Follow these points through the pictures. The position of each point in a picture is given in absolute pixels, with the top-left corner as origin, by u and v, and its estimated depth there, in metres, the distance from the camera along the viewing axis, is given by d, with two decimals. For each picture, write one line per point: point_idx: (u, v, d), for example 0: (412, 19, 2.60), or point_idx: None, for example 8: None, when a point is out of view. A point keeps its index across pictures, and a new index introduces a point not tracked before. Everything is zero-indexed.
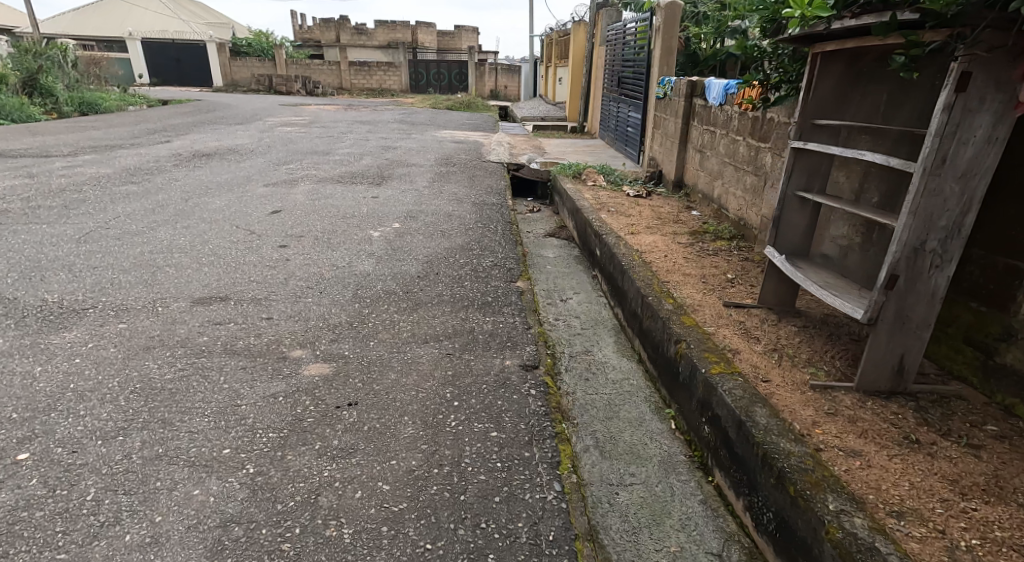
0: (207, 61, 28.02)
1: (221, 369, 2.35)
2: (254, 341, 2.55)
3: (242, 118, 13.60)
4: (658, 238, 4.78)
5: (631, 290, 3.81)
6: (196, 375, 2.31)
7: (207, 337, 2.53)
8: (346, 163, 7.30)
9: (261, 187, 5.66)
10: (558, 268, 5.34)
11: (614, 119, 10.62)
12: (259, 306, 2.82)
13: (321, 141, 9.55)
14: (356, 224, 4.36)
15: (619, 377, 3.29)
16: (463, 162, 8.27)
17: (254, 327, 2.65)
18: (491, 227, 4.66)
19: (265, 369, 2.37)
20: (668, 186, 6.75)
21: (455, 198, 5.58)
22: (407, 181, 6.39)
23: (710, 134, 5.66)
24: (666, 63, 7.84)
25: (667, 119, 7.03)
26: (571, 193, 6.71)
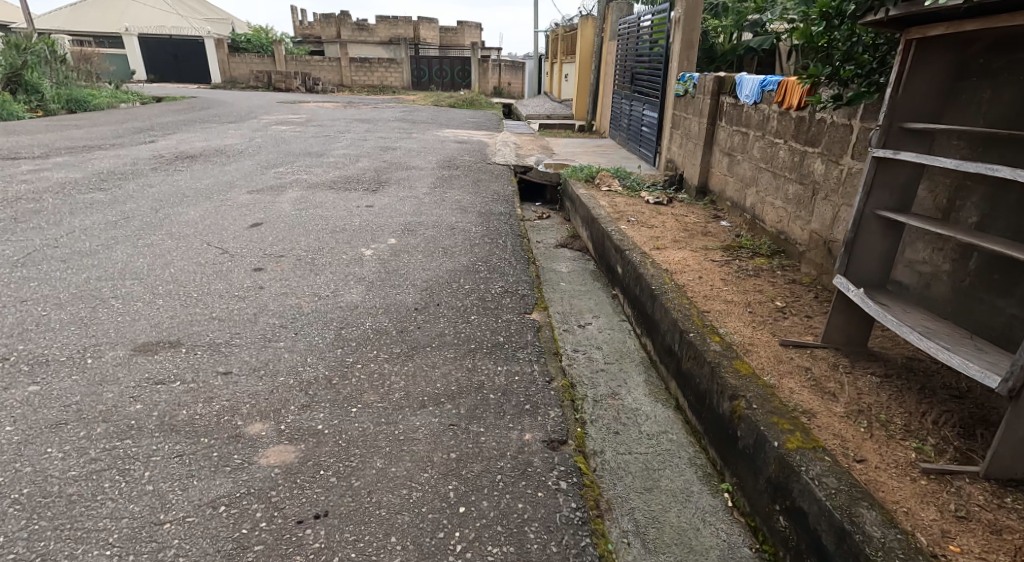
0: (206, 58, 27.52)
1: (147, 462, 1.84)
2: (202, 410, 2.03)
3: (237, 116, 13.07)
4: (689, 254, 4.25)
5: (664, 320, 3.27)
6: (111, 474, 1.79)
7: (128, 413, 2.00)
8: (340, 166, 6.78)
9: (244, 194, 5.13)
10: (574, 286, 4.81)
11: (627, 118, 10.09)
12: (212, 358, 2.29)
13: (317, 141, 9.02)
14: (346, 239, 3.84)
15: (655, 430, 2.76)
16: (467, 164, 7.74)
17: (206, 389, 2.13)
18: (499, 242, 4.13)
19: (206, 461, 1.85)
20: (691, 192, 6.21)
21: (458, 207, 5.05)
22: (405, 186, 5.86)
23: (743, 137, 5.12)
24: (687, 59, 7.29)
25: (690, 119, 6.50)
26: (586, 199, 6.19)
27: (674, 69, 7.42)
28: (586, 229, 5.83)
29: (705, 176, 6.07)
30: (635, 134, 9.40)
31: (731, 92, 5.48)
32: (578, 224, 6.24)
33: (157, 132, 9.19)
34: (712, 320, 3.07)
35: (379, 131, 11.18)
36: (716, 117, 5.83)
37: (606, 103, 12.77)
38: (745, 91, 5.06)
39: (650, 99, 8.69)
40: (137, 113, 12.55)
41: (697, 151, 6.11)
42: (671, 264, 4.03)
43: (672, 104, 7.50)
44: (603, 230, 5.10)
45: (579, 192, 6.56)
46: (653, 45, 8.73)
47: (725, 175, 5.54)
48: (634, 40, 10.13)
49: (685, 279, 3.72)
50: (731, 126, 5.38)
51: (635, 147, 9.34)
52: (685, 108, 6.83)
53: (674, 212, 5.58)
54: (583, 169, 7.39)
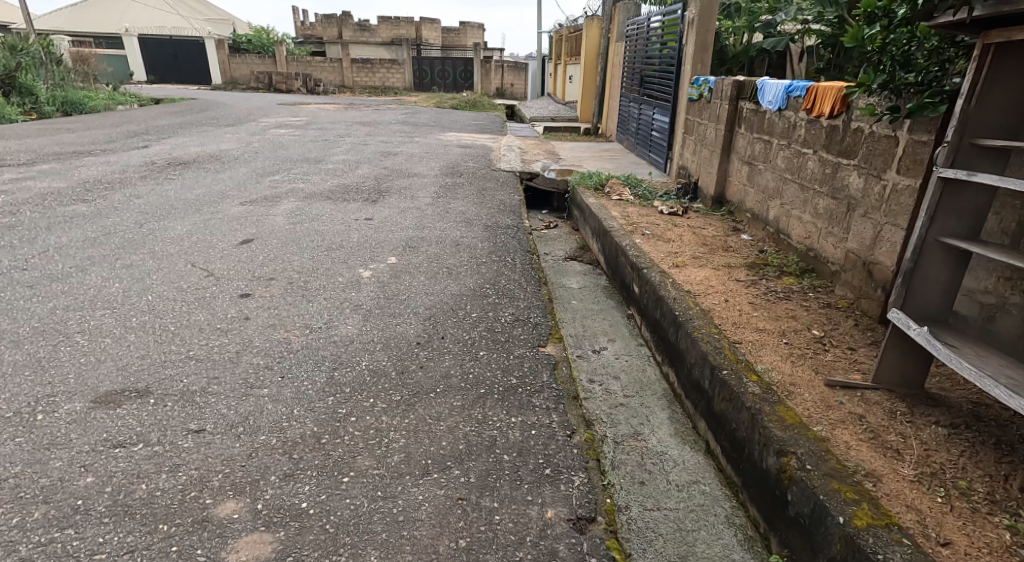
0: (206, 59, 27.28)
1: (89, 557, 1.59)
2: (165, 485, 1.79)
3: (235, 119, 12.80)
4: (711, 273, 3.97)
5: (690, 351, 2.99)
6: None
7: (72, 490, 1.77)
8: (339, 174, 6.51)
9: (236, 205, 4.86)
10: (586, 304, 4.53)
11: (635, 122, 9.80)
12: (180, 412, 2.06)
13: (316, 146, 8.75)
14: (342, 257, 3.58)
15: (684, 480, 2.48)
16: (471, 171, 7.47)
17: (171, 457, 1.89)
18: (507, 260, 3.86)
19: (164, 555, 1.60)
20: (707, 202, 5.93)
21: (463, 219, 4.78)
22: (407, 196, 5.58)
23: (765, 145, 4.84)
24: (701, 61, 7.01)
25: (706, 125, 6.21)
26: (596, 209, 5.92)
27: (688, 72, 7.13)
28: (597, 242, 5.56)
29: (721, 186, 5.79)
30: (645, 138, 9.11)
31: (752, 98, 5.20)
32: (588, 235, 5.96)
33: (152, 136, 8.92)
34: (745, 352, 2.79)
35: (380, 134, 10.91)
36: (735, 124, 5.55)
37: (613, 106, 12.48)
38: (767, 98, 4.80)
39: (660, 103, 8.40)
40: (134, 115, 12.28)
41: (714, 159, 5.83)
42: (692, 284, 3.75)
43: (685, 109, 7.21)
44: (617, 244, 4.83)
45: (589, 201, 6.28)
46: (664, 47, 8.43)
47: (745, 185, 5.26)
48: (643, 41, 9.84)
49: (710, 301, 3.44)
50: (752, 133, 5.10)
51: (644, 152, 9.04)
52: (700, 113, 6.55)
53: (691, 224, 5.30)
54: (593, 177, 7.12)
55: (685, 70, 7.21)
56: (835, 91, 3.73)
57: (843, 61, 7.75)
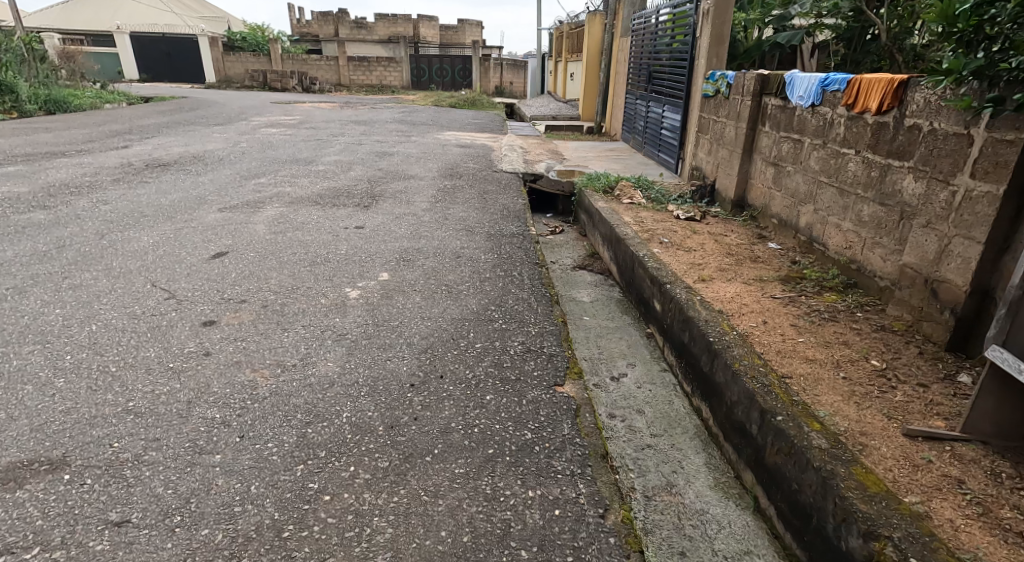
0: (199, 56, 26.79)
1: None
2: None
3: (225, 117, 12.35)
4: (742, 288, 3.55)
5: (729, 386, 2.56)
6: None
7: None
8: (330, 176, 6.08)
9: (213, 210, 4.43)
10: (600, 320, 4.12)
11: (642, 120, 9.38)
12: (97, 493, 1.71)
13: (307, 146, 8.31)
14: (327, 273, 3.16)
15: (733, 550, 2.07)
16: (472, 172, 7.04)
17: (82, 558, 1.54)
18: (514, 275, 3.45)
19: None
20: (726, 206, 5.52)
21: (464, 227, 4.36)
22: (402, 201, 5.15)
23: (795, 145, 4.43)
24: (717, 55, 6.60)
25: (725, 123, 5.80)
26: (608, 213, 5.51)
27: (702, 67, 6.72)
28: (609, 249, 5.15)
29: (742, 189, 5.37)
30: (653, 137, 8.70)
31: (778, 93, 4.79)
32: (599, 241, 5.56)
33: (134, 136, 8.48)
34: (798, 388, 2.39)
35: (376, 133, 10.48)
36: (759, 121, 5.13)
37: (617, 104, 12.07)
38: (797, 93, 4.40)
39: (670, 100, 7.99)
40: (119, 114, 11.82)
41: (734, 160, 5.42)
42: (724, 300, 3.35)
43: (698, 106, 6.80)
44: (632, 252, 4.42)
45: (600, 205, 5.88)
46: (674, 41, 8.03)
47: (771, 189, 4.85)
48: (649, 37, 9.44)
49: (746, 323, 3.03)
50: (780, 131, 4.69)
51: (652, 152, 8.63)
52: (717, 110, 6.14)
53: (712, 231, 4.89)
54: (602, 179, 6.72)
55: (700, 64, 6.79)
56: (885, 84, 3.33)
57: (860, 55, 7.60)
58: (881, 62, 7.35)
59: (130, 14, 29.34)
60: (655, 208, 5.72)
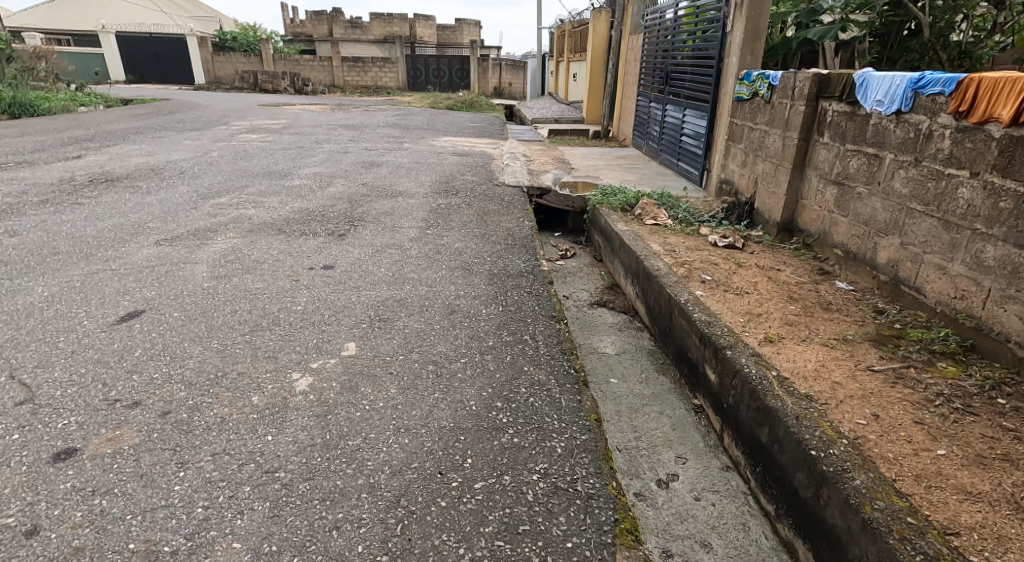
0: (188, 57, 25.93)
1: None
2: None
3: (204, 122, 11.49)
4: (824, 355, 2.70)
5: (857, 544, 1.74)
6: None
7: None
8: (306, 194, 5.27)
9: (148, 242, 3.61)
10: (630, 383, 3.29)
11: (658, 125, 8.57)
12: None
13: (285, 155, 7.47)
14: (272, 345, 2.36)
15: None
16: (471, 186, 6.21)
17: None
18: (526, 342, 2.64)
19: None
20: (771, 230, 4.71)
21: (460, 264, 3.55)
22: (385, 225, 4.34)
23: (870, 162, 3.61)
24: (752, 51, 5.77)
25: (767, 131, 4.98)
26: (630, 239, 4.70)
27: (734, 66, 5.90)
28: (634, 284, 4.35)
29: (791, 210, 4.56)
30: (672, 145, 7.89)
31: (841, 97, 3.97)
32: (620, 271, 4.74)
33: (92, 144, 7.61)
34: (975, 559, 1.61)
35: (365, 139, 9.65)
36: (813, 131, 4.32)
37: (626, 107, 11.26)
38: (872, 98, 3.56)
39: (692, 104, 7.18)
40: (87, 118, 10.95)
41: (781, 176, 4.61)
42: (803, 377, 2.49)
43: (730, 111, 5.98)
44: (667, 294, 3.61)
45: (621, 227, 5.07)
46: (697, 35, 7.19)
47: (832, 214, 4.04)
48: (666, 32, 8.60)
49: (850, 418, 2.18)
50: (846, 144, 3.87)
51: (671, 161, 7.82)
52: (756, 116, 5.32)
53: (760, 264, 4.09)
54: (620, 196, 5.93)
55: (732, 62, 5.97)
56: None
57: (897, 54, 6.75)
58: (922, 60, 6.52)
59: (117, 14, 28.46)
60: (685, 231, 4.91)
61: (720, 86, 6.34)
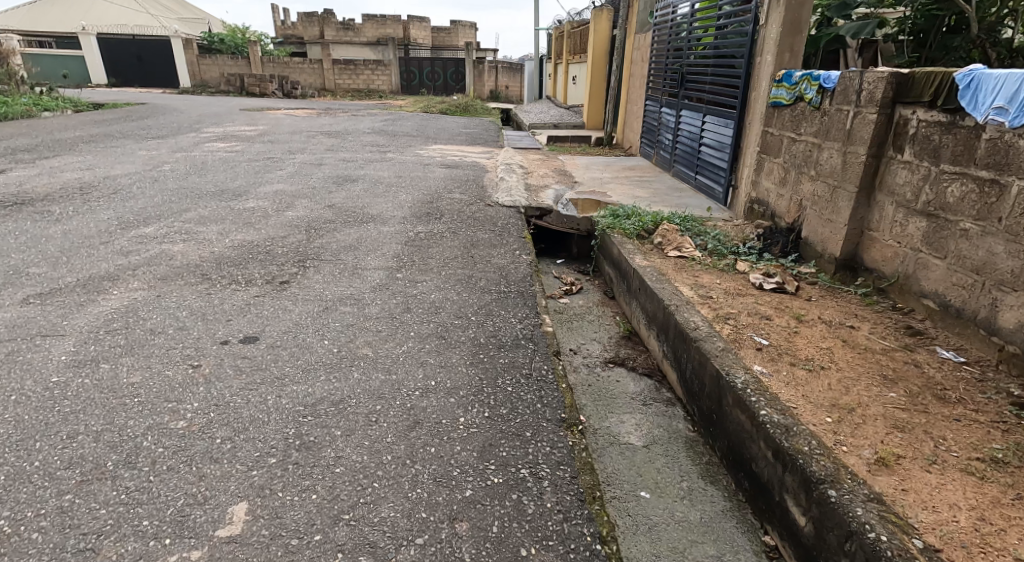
0: (173, 59, 25.02)
1: None
2: None
3: (172, 128, 10.56)
4: (982, 498, 1.78)
5: None
6: None
7: None
8: (256, 221, 4.39)
9: (17, 298, 2.71)
10: (669, 499, 2.41)
11: (671, 133, 7.73)
12: None
13: (248, 170, 6.57)
14: (97, 529, 1.59)
15: None
16: (460, 206, 5.32)
17: None
18: (524, 487, 1.80)
19: None
20: (827, 267, 3.82)
21: (433, 330, 2.67)
22: (344, 265, 3.45)
23: (984, 191, 2.72)
24: (792, 47, 4.88)
25: (820, 143, 4.09)
26: (651, 277, 3.82)
27: (770, 64, 5.01)
28: (660, 340, 3.46)
29: (854, 243, 3.67)
30: (689, 156, 7.01)
31: (929, 103, 3.08)
32: (641, 318, 3.86)
33: (28, 155, 6.68)
34: None
35: (345, 148, 8.75)
36: (887, 145, 3.42)
37: (631, 113, 10.40)
38: (986, 104, 2.68)
39: (713, 109, 6.29)
40: (43, 124, 10.03)
41: (841, 201, 3.72)
42: (966, 552, 1.61)
43: (763, 118, 5.10)
44: (711, 368, 2.70)
45: (639, 262, 4.18)
46: (720, 29, 6.30)
47: (917, 254, 3.15)
48: (681, 29, 7.69)
49: None
50: (940, 166, 2.99)
51: (688, 174, 6.99)
52: (803, 126, 4.42)
53: (823, 317, 3.20)
54: (635, 220, 5.05)
55: (767, 61, 5.07)
56: None
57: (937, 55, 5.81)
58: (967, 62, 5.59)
59: (100, 15, 27.57)
60: (719, 268, 4.03)
61: (750, 89, 5.46)
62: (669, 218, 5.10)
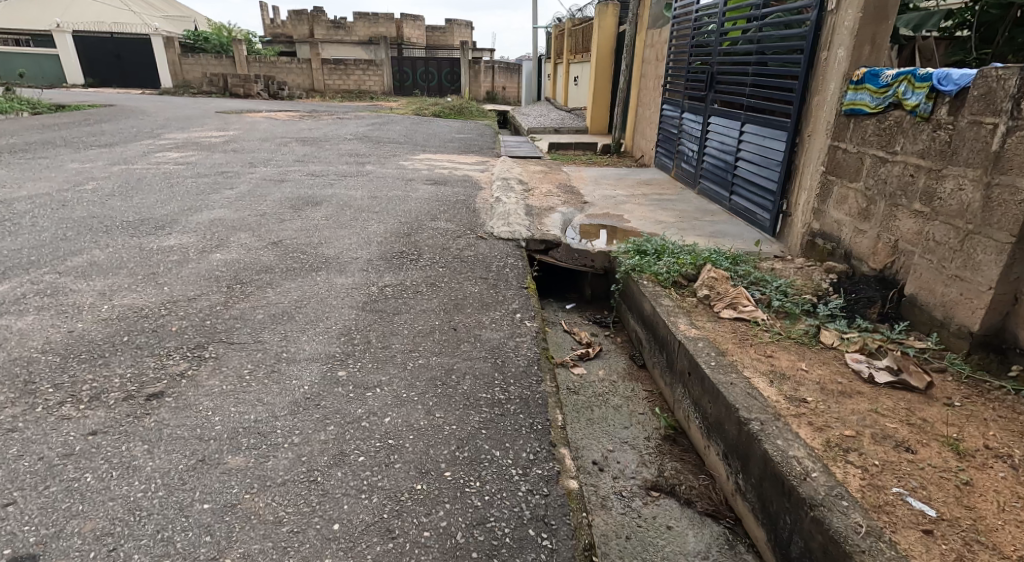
0: (154, 58, 23.86)
1: None
2: None
3: (126, 135, 9.42)
4: None
5: None
6: None
7: None
8: (164, 270, 3.28)
9: None
10: None
11: (698, 143, 6.65)
12: None
13: (190, 190, 5.46)
14: None
15: None
16: (443, 241, 4.23)
17: None
18: None
19: None
20: (956, 344, 2.73)
21: (374, 513, 1.69)
22: (263, 351, 2.39)
23: None
24: (874, 39, 3.78)
25: (936, 168, 3.00)
26: (706, 357, 2.73)
27: (842, 62, 3.91)
28: (729, 466, 2.36)
29: (1002, 314, 2.60)
30: (721, 171, 5.92)
31: None
32: (692, 415, 2.76)
33: None
34: None
35: (316, 160, 7.64)
36: None
37: (644, 118, 9.32)
38: None
39: (756, 116, 5.19)
40: None
41: (981, 253, 2.63)
42: None
43: (833, 131, 4.01)
44: None
45: (682, 328, 3.09)
46: (764, 20, 5.20)
47: None
48: (710, 21, 6.57)
49: None
50: None
51: (720, 193, 5.93)
52: (899, 142, 3.33)
53: (991, 441, 2.11)
54: (669, 260, 3.97)
55: (838, 56, 3.98)
56: None
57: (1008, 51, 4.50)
58: None
59: (78, 13, 26.36)
60: (795, 340, 2.94)
61: (810, 94, 4.36)
62: (711, 257, 4.02)
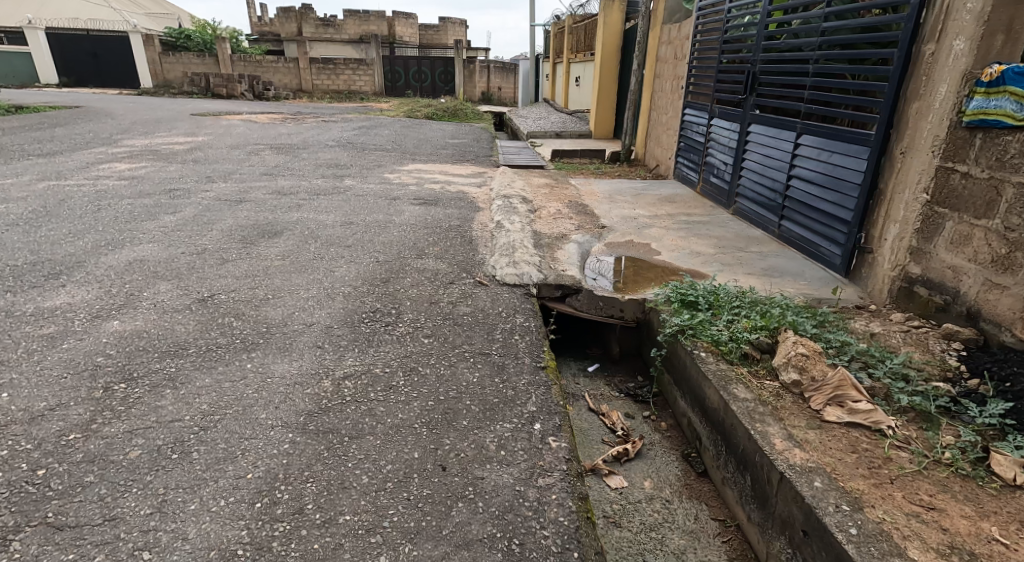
0: (132, 56, 22.82)
1: None
2: None
3: (76, 142, 8.42)
4: None
5: None
6: None
7: None
8: (22, 353, 2.30)
9: None
10: None
11: (733, 155, 5.70)
12: None
13: (119, 216, 4.47)
14: None
15: None
16: (429, 293, 3.26)
17: None
18: None
19: None
20: None
21: None
22: (95, 536, 1.56)
23: None
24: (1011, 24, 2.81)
25: None
26: (836, 504, 1.79)
27: (964, 56, 2.95)
28: None
29: None
30: (767, 191, 4.97)
31: None
32: None
33: None
34: None
35: (286, 173, 6.67)
36: None
37: (660, 123, 8.37)
38: None
39: (817, 126, 4.23)
40: None
41: None
42: None
43: (945, 148, 3.05)
44: None
45: (775, 439, 2.13)
46: (830, 7, 4.22)
47: None
48: (752, 12, 5.59)
49: None
50: None
51: (766, 217, 4.96)
52: None
53: None
54: (728, 317, 3.03)
55: (954, 50, 3.02)
56: None
57: None
58: None
59: (55, 10, 25.23)
60: (950, 465, 2.00)
61: (904, 100, 3.41)
62: (782, 311, 3.09)
